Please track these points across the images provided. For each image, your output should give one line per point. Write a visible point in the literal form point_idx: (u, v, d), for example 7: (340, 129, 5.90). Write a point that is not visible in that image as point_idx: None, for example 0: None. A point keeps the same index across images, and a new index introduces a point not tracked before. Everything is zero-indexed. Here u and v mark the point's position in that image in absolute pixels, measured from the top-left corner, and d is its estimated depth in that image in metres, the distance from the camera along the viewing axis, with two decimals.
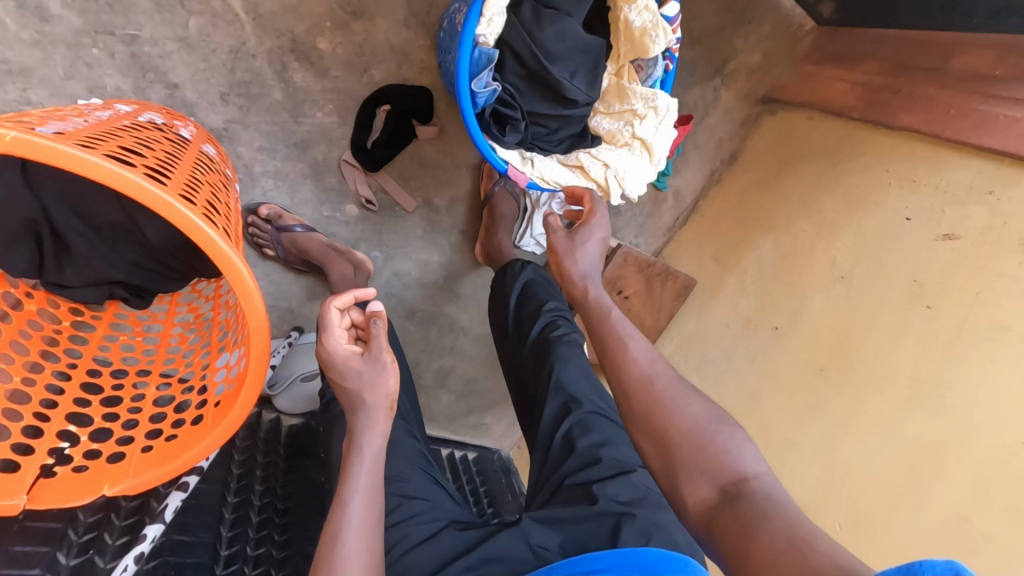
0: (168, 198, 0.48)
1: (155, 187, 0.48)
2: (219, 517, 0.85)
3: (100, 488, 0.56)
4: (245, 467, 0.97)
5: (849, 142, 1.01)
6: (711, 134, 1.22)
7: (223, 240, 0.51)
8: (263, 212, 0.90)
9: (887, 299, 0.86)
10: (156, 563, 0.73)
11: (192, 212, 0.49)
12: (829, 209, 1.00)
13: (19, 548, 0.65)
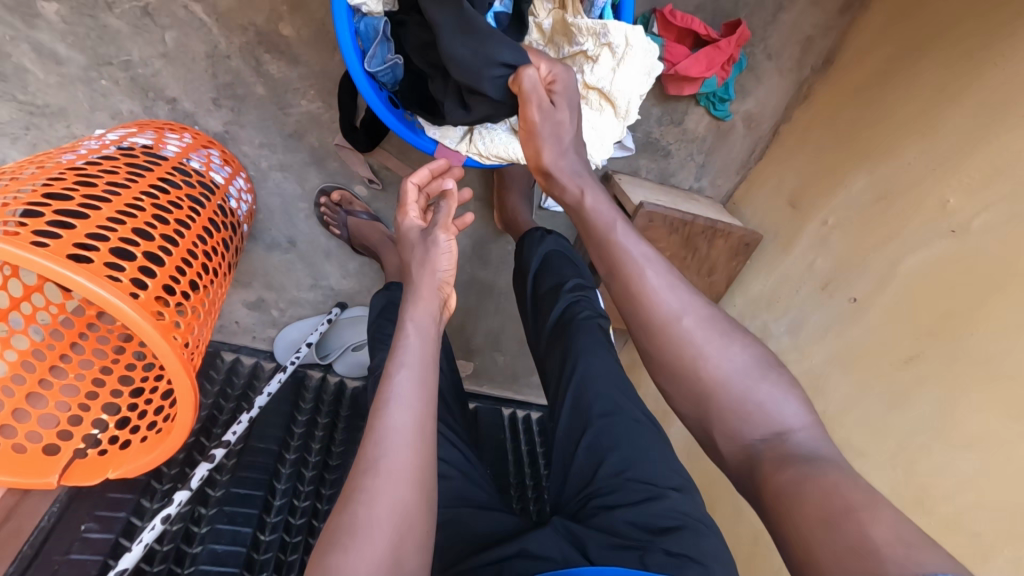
0: (48, 261, 0.48)
1: (35, 250, 0.48)
2: (275, 472, 0.98)
3: (108, 472, 0.66)
4: (305, 427, 1.09)
5: (990, 17, 0.67)
6: (791, 33, 0.91)
7: (117, 295, 0.51)
8: (334, 196, 0.95)
9: (1016, 261, 0.58)
10: (217, 510, 0.90)
11: (77, 273, 0.49)
12: (947, 125, 0.69)
13: (113, 495, 0.82)
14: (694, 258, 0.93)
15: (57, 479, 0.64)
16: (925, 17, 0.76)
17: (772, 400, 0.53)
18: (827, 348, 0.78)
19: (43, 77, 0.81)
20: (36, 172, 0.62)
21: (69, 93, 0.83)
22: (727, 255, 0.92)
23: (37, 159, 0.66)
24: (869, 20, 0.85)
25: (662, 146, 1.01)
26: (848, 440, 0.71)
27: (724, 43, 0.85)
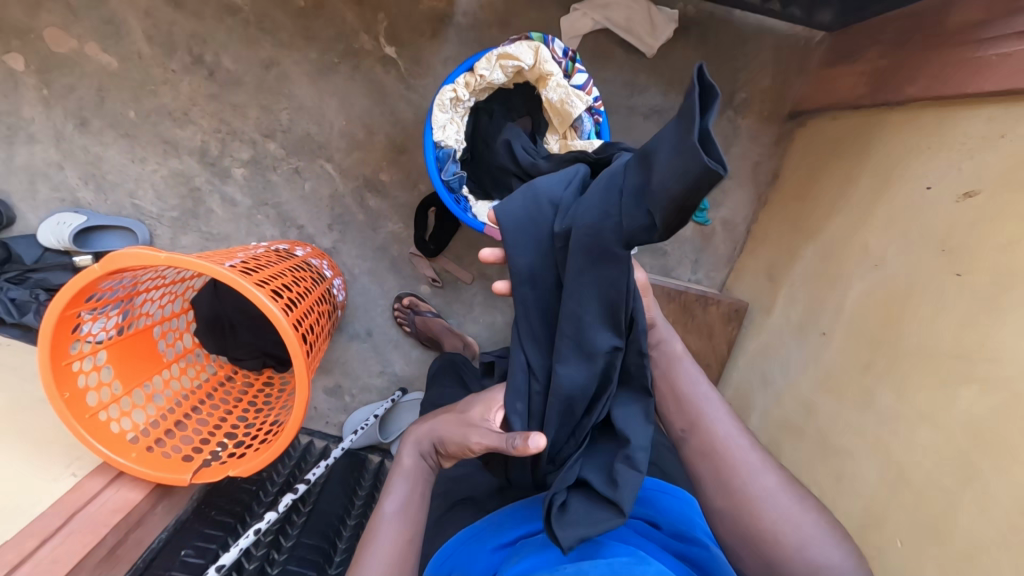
0: (242, 281, 0.76)
1: (235, 274, 0.76)
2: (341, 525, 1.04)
3: (228, 470, 0.84)
4: (369, 493, 1.17)
5: (869, 128, 0.95)
6: (745, 160, 1.23)
7: (276, 306, 0.77)
8: (406, 300, 1.24)
9: (918, 274, 0.76)
10: (288, 550, 0.96)
11: (257, 291, 0.76)
12: (859, 199, 0.93)
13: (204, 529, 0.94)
14: (694, 324, 1.12)
15: (190, 478, 0.83)
16: (830, 138, 1.06)
17: (817, 543, 0.55)
18: (813, 377, 0.91)
19: (220, 214, 1.19)
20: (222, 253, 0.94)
21: (234, 224, 1.20)
22: (721, 321, 1.12)
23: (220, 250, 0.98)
24: (798, 146, 1.17)
25: (660, 248, 1.28)
26: (836, 446, 0.81)
27: None
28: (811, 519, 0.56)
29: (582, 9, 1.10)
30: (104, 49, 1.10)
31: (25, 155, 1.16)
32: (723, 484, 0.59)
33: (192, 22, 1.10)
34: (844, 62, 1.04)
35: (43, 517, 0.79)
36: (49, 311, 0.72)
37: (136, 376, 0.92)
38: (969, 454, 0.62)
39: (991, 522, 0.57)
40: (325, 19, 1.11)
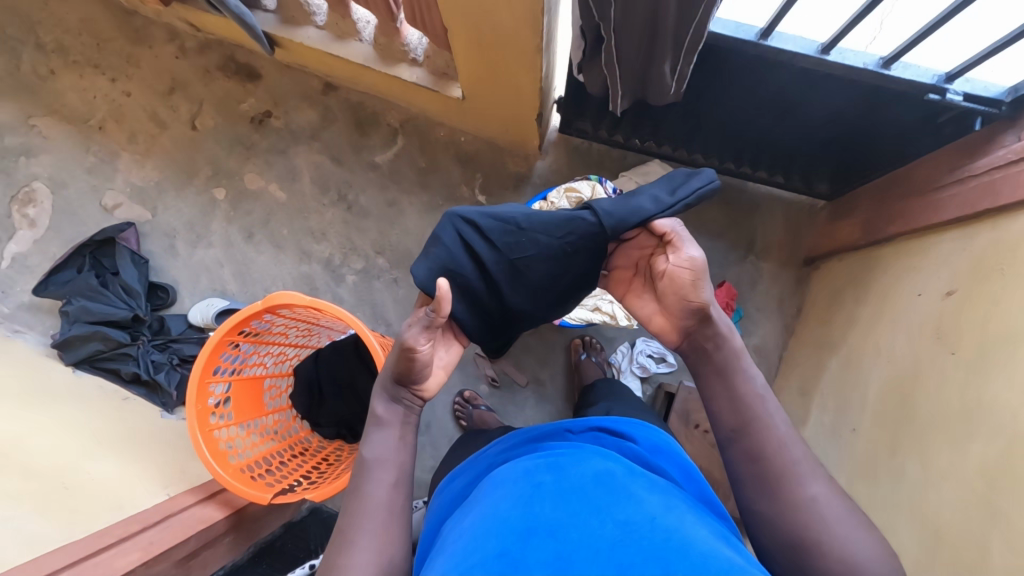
0: (355, 322, 0.97)
1: (351, 318, 0.98)
2: None
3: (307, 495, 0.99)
4: None
5: (869, 262, 1.16)
6: (769, 296, 1.42)
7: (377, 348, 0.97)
8: (467, 394, 1.40)
9: (923, 359, 0.88)
10: None
11: (367, 332, 0.97)
12: (869, 314, 1.09)
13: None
14: None
15: (270, 498, 0.97)
16: (840, 274, 1.26)
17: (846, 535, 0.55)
18: (849, 468, 0.96)
19: None
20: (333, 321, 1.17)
21: None
22: None
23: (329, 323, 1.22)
24: (816, 285, 1.37)
25: None
26: (879, 525, 0.84)
27: (718, 292, 1.38)
28: (839, 502, 0.57)
29: (626, 175, 1.43)
30: (281, 188, 1.54)
31: (200, 255, 1.53)
32: (764, 464, 0.59)
33: (345, 174, 1.54)
34: (841, 217, 1.30)
35: (147, 511, 0.91)
36: (215, 334, 0.97)
37: (243, 412, 1.11)
38: (991, 496, 0.68)
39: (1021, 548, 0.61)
40: (437, 175, 1.52)
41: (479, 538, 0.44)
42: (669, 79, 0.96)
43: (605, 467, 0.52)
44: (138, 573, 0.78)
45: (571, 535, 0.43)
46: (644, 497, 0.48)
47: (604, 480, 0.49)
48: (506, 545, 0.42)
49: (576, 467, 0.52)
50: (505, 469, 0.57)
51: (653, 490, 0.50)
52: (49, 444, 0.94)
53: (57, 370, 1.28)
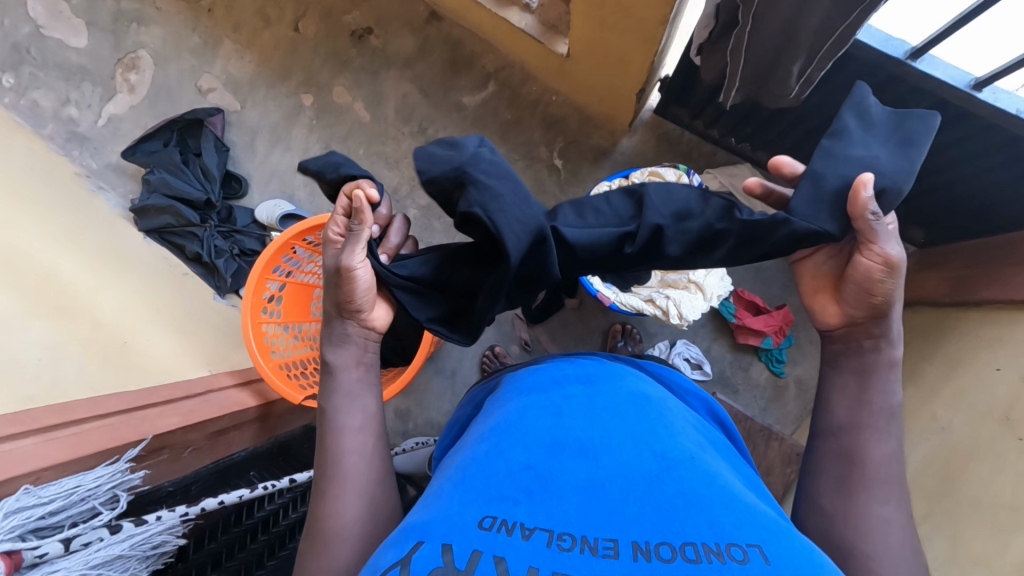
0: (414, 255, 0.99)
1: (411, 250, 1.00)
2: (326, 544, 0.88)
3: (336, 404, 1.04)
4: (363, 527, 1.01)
5: (948, 322, 1.09)
6: None
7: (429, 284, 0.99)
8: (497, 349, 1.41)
9: (984, 438, 0.83)
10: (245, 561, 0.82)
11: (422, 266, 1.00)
12: (933, 376, 1.03)
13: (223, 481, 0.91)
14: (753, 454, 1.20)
15: (302, 398, 1.03)
16: (910, 326, 1.19)
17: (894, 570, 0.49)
18: None
19: None
20: None
21: None
22: (781, 461, 1.20)
23: None
24: None
25: (733, 385, 1.37)
26: None
27: (775, 313, 1.33)
28: (903, 535, 0.50)
29: (712, 173, 1.39)
30: (366, 108, 1.55)
31: (276, 157, 1.57)
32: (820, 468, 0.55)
33: (429, 108, 1.53)
34: (930, 269, 1.21)
35: (190, 382, 0.98)
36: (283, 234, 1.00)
37: (289, 314, 1.16)
38: None
39: None
40: (520, 131, 1.50)
41: (521, 442, 0.47)
42: (793, 82, 0.89)
43: (649, 404, 0.53)
44: (178, 434, 0.83)
45: (613, 458, 0.45)
46: (685, 436, 0.49)
47: (647, 417, 0.51)
48: (548, 455, 0.46)
49: (622, 401, 0.54)
50: (553, 380, 0.59)
51: (695, 433, 0.51)
52: (113, 299, 0.99)
53: (131, 234, 1.35)
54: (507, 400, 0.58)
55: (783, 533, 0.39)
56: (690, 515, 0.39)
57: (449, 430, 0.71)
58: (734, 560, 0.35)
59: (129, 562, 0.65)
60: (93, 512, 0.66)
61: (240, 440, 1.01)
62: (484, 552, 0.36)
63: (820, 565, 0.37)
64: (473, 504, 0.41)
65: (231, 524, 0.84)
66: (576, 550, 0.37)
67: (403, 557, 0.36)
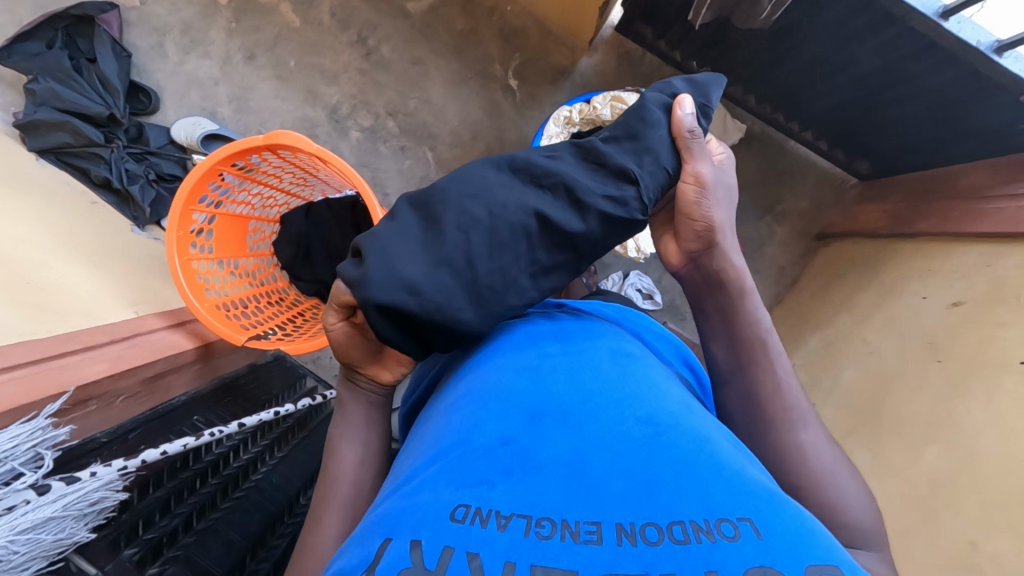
0: (364, 183, 0.90)
1: (360, 175, 0.91)
2: (205, 505, 0.78)
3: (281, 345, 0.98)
4: (259, 496, 0.89)
5: (885, 252, 1.16)
6: (771, 262, 1.41)
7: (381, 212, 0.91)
8: None
9: (908, 361, 0.91)
10: (187, 511, 0.75)
11: (371, 188, 0.90)
12: (866, 303, 1.11)
13: (167, 414, 0.87)
14: None
15: (244, 340, 0.96)
16: (849, 256, 1.26)
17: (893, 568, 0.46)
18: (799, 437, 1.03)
19: None
20: (321, 173, 1.06)
21: None
22: None
23: (314, 178, 1.12)
24: (819, 262, 1.36)
25: (681, 312, 1.42)
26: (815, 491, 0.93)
27: None
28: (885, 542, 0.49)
29: None
30: (295, 11, 1.36)
31: (192, 66, 1.36)
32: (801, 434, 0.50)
33: (370, 13, 1.36)
34: (872, 201, 1.26)
35: (116, 325, 0.89)
36: (207, 159, 0.88)
37: (222, 249, 1.06)
38: (933, 494, 0.75)
39: (941, 545, 0.70)
40: (474, 44, 1.37)
41: (499, 419, 0.46)
42: (768, 2, 0.85)
43: (626, 364, 0.53)
44: (105, 383, 0.77)
45: (595, 434, 0.44)
46: (664, 399, 0.48)
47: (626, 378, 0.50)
48: (526, 434, 0.44)
49: (603, 368, 0.52)
50: (529, 344, 0.57)
51: (676, 393, 0.51)
52: (8, 234, 0.85)
53: (18, 153, 1.13)
54: (481, 366, 0.55)
55: (770, 500, 0.39)
56: (678, 489, 0.38)
57: (414, 383, 0.71)
58: (721, 535, 0.35)
59: (65, 522, 0.59)
60: (13, 473, 0.59)
61: (179, 384, 0.95)
62: (457, 549, 0.33)
63: (804, 527, 0.37)
64: (446, 492, 0.38)
65: (178, 469, 0.80)
66: (555, 537, 0.35)
67: (370, 562, 0.34)
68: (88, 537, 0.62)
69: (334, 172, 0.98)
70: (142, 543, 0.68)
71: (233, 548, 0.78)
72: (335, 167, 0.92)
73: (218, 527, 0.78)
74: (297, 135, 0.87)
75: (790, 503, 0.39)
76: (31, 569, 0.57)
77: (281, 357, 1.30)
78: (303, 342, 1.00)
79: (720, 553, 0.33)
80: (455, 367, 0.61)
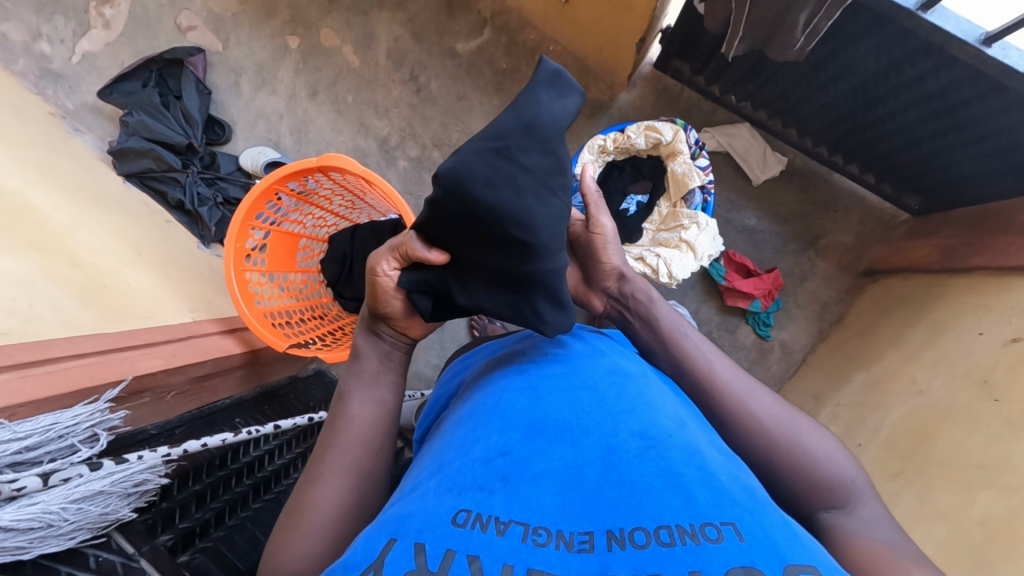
0: (405, 205, 0.96)
1: (401, 198, 0.97)
2: (236, 503, 0.82)
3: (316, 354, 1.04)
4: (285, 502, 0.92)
5: (936, 287, 1.10)
6: (814, 297, 1.36)
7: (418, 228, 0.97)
8: None
9: (961, 400, 0.85)
10: (220, 506, 0.79)
11: (410, 207, 0.97)
12: (915, 339, 1.05)
13: (212, 413, 0.94)
14: None
15: (285, 346, 1.02)
16: (898, 292, 1.20)
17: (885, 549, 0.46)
18: None
19: None
20: (367, 196, 1.14)
21: None
22: None
23: (360, 202, 1.20)
24: (866, 298, 1.31)
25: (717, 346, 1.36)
26: None
27: (765, 277, 1.32)
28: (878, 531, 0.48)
29: (711, 132, 1.37)
30: (355, 53, 1.49)
31: (261, 101, 1.51)
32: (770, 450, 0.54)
33: (422, 54, 1.47)
34: (923, 235, 1.21)
35: (174, 326, 0.97)
36: (265, 179, 0.96)
37: (275, 264, 1.14)
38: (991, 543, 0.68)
39: None
40: (516, 81, 1.45)
41: (500, 430, 0.46)
42: (799, 33, 0.87)
43: (628, 380, 0.53)
44: (159, 377, 0.83)
45: (589, 446, 0.44)
46: (660, 412, 0.48)
47: (623, 396, 0.50)
48: (524, 444, 0.44)
49: (601, 383, 0.53)
50: (534, 362, 0.58)
51: (674, 410, 0.50)
52: (92, 244, 0.95)
53: (109, 177, 1.27)
54: (487, 383, 0.56)
55: (757, 509, 0.38)
56: (665, 497, 0.37)
57: (433, 403, 0.70)
58: (709, 541, 0.34)
59: (111, 498, 0.64)
60: (72, 449, 0.65)
61: (225, 386, 1.02)
62: (458, 552, 0.33)
63: (799, 538, 0.36)
64: (447, 497, 0.39)
65: (215, 467, 0.83)
66: (551, 545, 0.35)
67: (376, 560, 0.33)
68: (130, 515, 0.66)
69: (379, 194, 1.04)
70: (177, 531, 0.71)
71: (257, 548, 0.80)
72: (379, 187, 0.98)
73: (247, 525, 0.82)
74: (343, 156, 0.93)
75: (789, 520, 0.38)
76: (77, 539, 0.61)
77: (320, 371, 1.37)
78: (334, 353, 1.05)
79: (705, 556, 0.32)
80: (467, 384, 0.62)
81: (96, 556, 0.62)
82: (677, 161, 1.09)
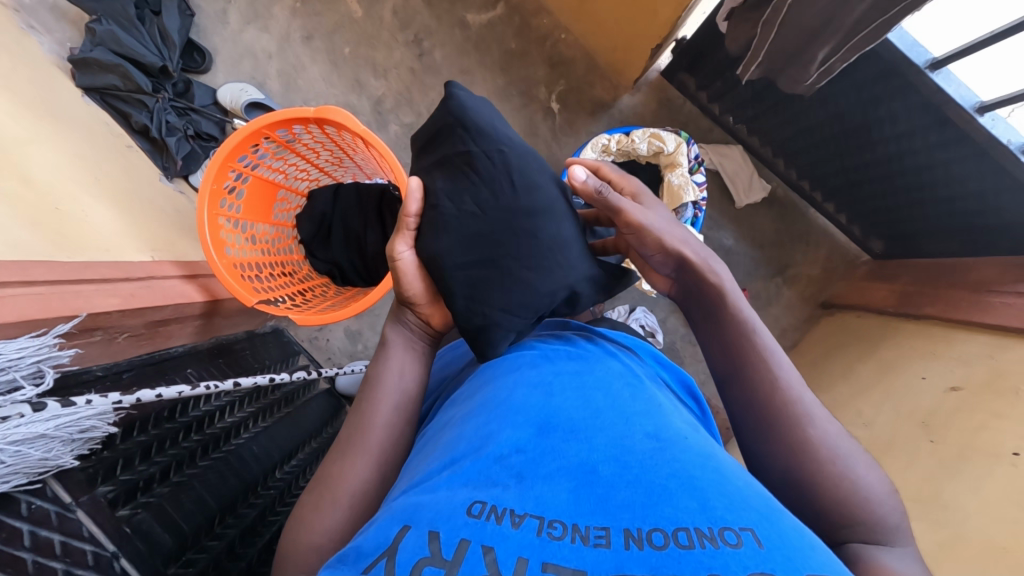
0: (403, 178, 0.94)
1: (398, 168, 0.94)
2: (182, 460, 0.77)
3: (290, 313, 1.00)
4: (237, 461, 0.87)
5: (887, 329, 1.18)
6: (775, 322, 1.43)
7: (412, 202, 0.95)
8: None
9: (901, 436, 0.92)
10: (166, 462, 0.74)
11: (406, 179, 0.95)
12: (862, 374, 1.13)
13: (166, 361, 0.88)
14: None
15: (254, 301, 0.97)
16: (851, 328, 1.29)
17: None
18: None
19: None
20: (356, 154, 1.09)
21: None
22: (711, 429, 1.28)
23: (347, 159, 1.14)
24: (821, 329, 1.39)
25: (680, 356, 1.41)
26: None
27: None
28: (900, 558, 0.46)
29: (706, 149, 1.40)
30: (359, 3, 1.40)
31: (249, 36, 1.40)
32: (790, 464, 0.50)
33: (429, 18, 1.41)
34: (882, 278, 1.29)
35: (133, 264, 0.90)
36: (254, 122, 0.90)
37: (248, 212, 1.07)
38: None
39: None
40: (523, 64, 1.42)
41: (514, 423, 0.46)
42: (813, 70, 0.90)
43: (640, 385, 0.54)
44: (114, 317, 0.78)
45: (604, 444, 0.43)
46: (673, 417, 0.48)
47: (637, 399, 0.50)
48: (538, 440, 0.44)
49: (614, 384, 0.52)
50: (544, 357, 0.58)
51: (683, 417, 0.51)
52: (46, 162, 0.86)
53: (67, 88, 1.14)
54: (497, 374, 0.55)
55: (771, 516, 0.38)
56: (681, 496, 0.38)
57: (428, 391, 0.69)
58: (727, 545, 0.34)
59: (53, 444, 0.58)
60: (13, 385, 0.59)
61: (180, 334, 0.96)
62: (472, 541, 0.33)
63: (813, 547, 0.37)
64: (461, 489, 0.38)
65: (164, 419, 0.78)
66: (567, 538, 0.35)
67: (388, 549, 0.34)
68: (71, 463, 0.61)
69: (373, 156, 1.00)
70: (118, 483, 0.66)
71: (204, 508, 0.76)
72: (376, 150, 0.94)
73: (195, 483, 0.77)
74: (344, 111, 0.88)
75: (801, 526, 0.39)
76: (10, 484, 0.55)
77: (279, 330, 1.31)
78: (308, 313, 1.00)
79: (726, 561, 0.33)
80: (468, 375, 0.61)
81: (29, 503, 0.58)
82: (675, 173, 1.11)
